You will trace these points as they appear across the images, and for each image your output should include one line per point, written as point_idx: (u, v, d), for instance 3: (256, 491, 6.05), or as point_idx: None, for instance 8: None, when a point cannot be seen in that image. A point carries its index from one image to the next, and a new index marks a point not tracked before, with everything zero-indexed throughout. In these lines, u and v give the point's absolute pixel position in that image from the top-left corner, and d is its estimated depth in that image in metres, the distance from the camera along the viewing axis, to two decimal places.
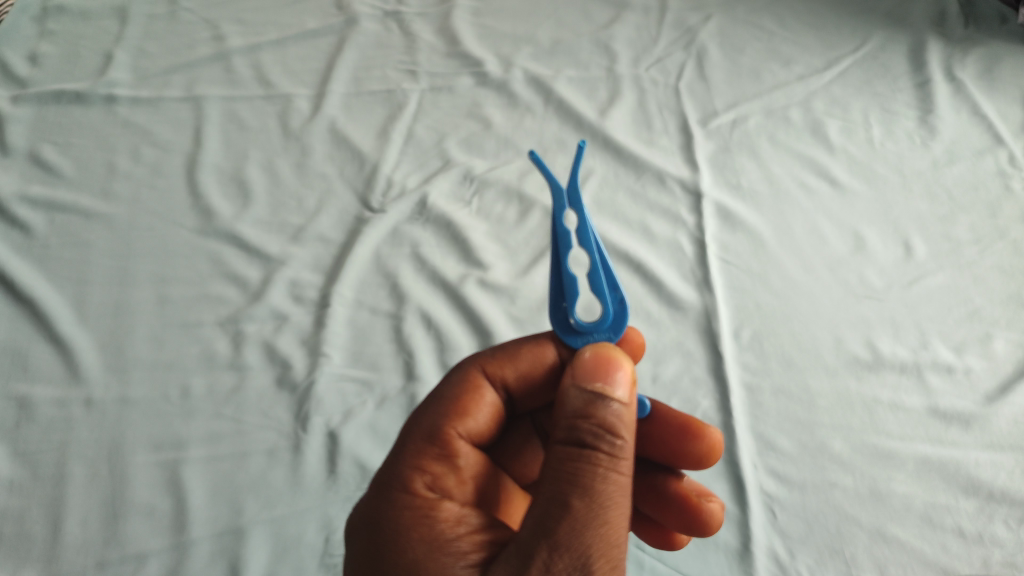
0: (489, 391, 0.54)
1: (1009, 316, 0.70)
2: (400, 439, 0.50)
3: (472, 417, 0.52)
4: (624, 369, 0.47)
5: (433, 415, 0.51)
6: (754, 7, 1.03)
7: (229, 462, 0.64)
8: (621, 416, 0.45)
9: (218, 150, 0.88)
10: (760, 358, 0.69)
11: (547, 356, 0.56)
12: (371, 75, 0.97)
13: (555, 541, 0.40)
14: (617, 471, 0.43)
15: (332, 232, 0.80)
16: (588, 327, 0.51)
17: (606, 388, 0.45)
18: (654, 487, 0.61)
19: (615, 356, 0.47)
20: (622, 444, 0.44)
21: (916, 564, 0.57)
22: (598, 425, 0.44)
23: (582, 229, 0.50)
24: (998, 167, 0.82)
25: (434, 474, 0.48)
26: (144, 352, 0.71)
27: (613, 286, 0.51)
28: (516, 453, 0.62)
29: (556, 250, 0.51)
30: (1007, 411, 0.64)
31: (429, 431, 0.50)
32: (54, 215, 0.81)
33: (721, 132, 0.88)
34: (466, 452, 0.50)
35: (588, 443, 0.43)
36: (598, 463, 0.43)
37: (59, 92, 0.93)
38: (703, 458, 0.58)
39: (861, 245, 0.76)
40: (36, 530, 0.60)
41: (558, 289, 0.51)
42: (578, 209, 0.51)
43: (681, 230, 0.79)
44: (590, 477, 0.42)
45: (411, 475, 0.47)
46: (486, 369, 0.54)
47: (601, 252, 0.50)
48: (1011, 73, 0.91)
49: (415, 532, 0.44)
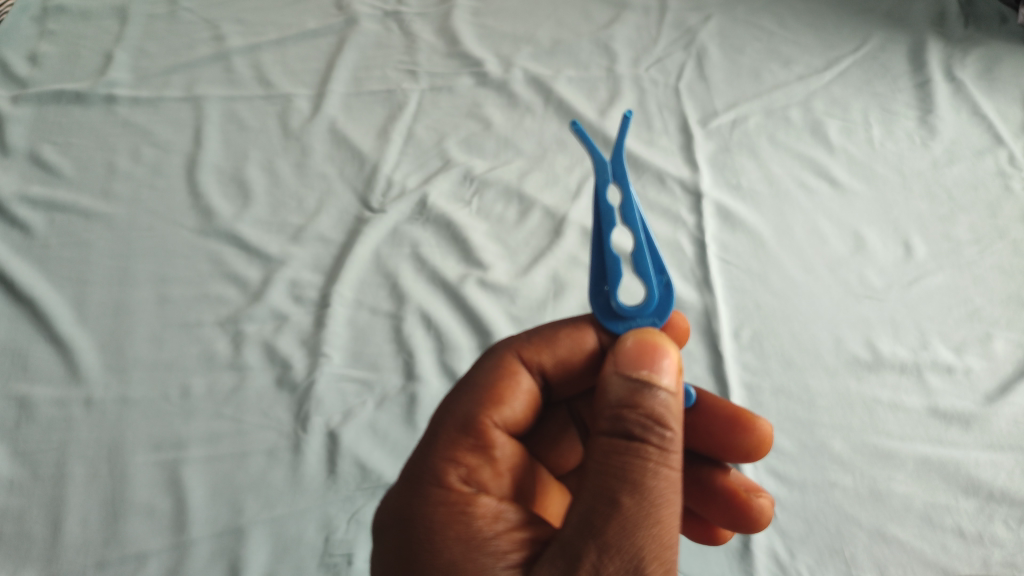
0: (525, 377, 0.53)
1: (1009, 316, 0.70)
2: (433, 428, 0.50)
3: (507, 405, 0.51)
4: (671, 355, 0.46)
5: (466, 403, 0.50)
6: (755, 7, 1.03)
7: (229, 462, 0.64)
8: (669, 405, 0.45)
9: (218, 150, 0.88)
10: (760, 358, 0.69)
11: (586, 341, 0.55)
12: (371, 75, 0.97)
13: (604, 542, 0.40)
14: (668, 465, 0.42)
15: (332, 232, 0.80)
16: (632, 312, 0.51)
17: (652, 376, 0.45)
18: (698, 480, 0.60)
19: (660, 342, 0.47)
20: (671, 436, 0.44)
21: (916, 564, 0.57)
22: (646, 416, 0.44)
23: (626, 206, 0.50)
24: (998, 167, 0.82)
25: (469, 467, 0.47)
26: (145, 352, 0.71)
27: (659, 268, 0.50)
28: (552, 442, 0.62)
29: (599, 229, 0.51)
30: (1008, 411, 0.64)
31: (463, 420, 0.49)
32: (55, 215, 0.81)
33: (721, 132, 0.88)
34: (501, 444, 0.49)
35: (636, 436, 0.43)
36: (648, 458, 0.42)
37: (59, 93, 0.93)
38: (752, 452, 0.58)
39: (863, 245, 0.76)
40: (36, 530, 0.60)
41: (600, 271, 0.51)
42: (623, 184, 0.51)
43: (681, 230, 0.79)
44: (641, 473, 0.42)
45: (445, 467, 0.47)
46: (521, 355, 0.54)
47: (646, 232, 0.50)
48: (1010, 73, 0.91)
49: (452, 530, 0.44)
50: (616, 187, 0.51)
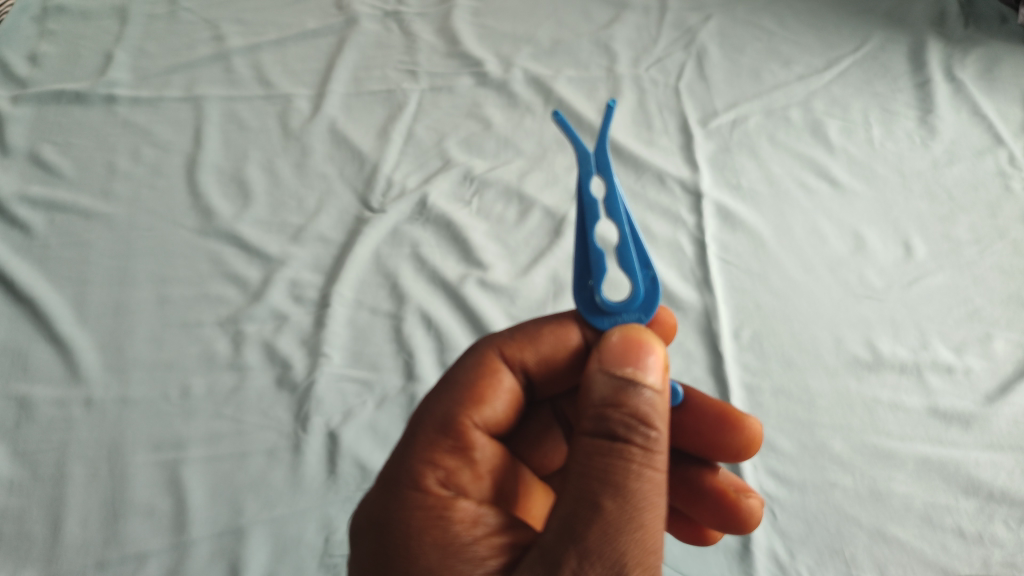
0: (507, 376, 0.53)
1: (1009, 316, 0.70)
2: (411, 429, 0.50)
3: (488, 404, 0.51)
4: (656, 353, 0.46)
5: (446, 403, 0.50)
6: (755, 7, 1.03)
7: (229, 462, 0.64)
8: (655, 404, 0.45)
9: (218, 150, 0.88)
10: (760, 358, 0.69)
11: (570, 338, 0.55)
12: (371, 74, 0.97)
13: (585, 548, 0.40)
14: (652, 467, 0.42)
15: (332, 233, 0.80)
16: (616, 307, 0.51)
17: (637, 373, 0.45)
18: (686, 479, 0.61)
19: (646, 339, 0.47)
20: (656, 436, 0.44)
21: (916, 564, 0.57)
22: (630, 416, 0.44)
23: (610, 199, 0.50)
24: (998, 167, 0.82)
25: (447, 469, 0.47)
26: (145, 352, 0.71)
27: (644, 263, 0.50)
28: (536, 442, 0.62)
29: (583, 222, 0.50)
30: (1008, 411, 0.64)
31: (442, 421, 0.49)
32: (55, 216, 0.81)
33: (721, 132, 0.88)
34: (482, 445, 0.49)
35: (620, 436, 0.43)
36: (632, 459, 0.42)
37: (59, 93, 0.93)
38: (741, 451, 0.58)
39: (862, 245, 0.76)
40: (35, 529, 0.60)
41: (585, 266, 0.51)
42: (606, 174, 0.51)
43: (681, 230, 0.79)
44: (623, 475, 0.42)
45: (423, 470, 0.46)
46: (504, 352, 0.54)
47: (631, 226, 0.50)
48: (1010, 73, 0.91)
49: (428, 534, 0.44)
50: (599, 179, 0.51)
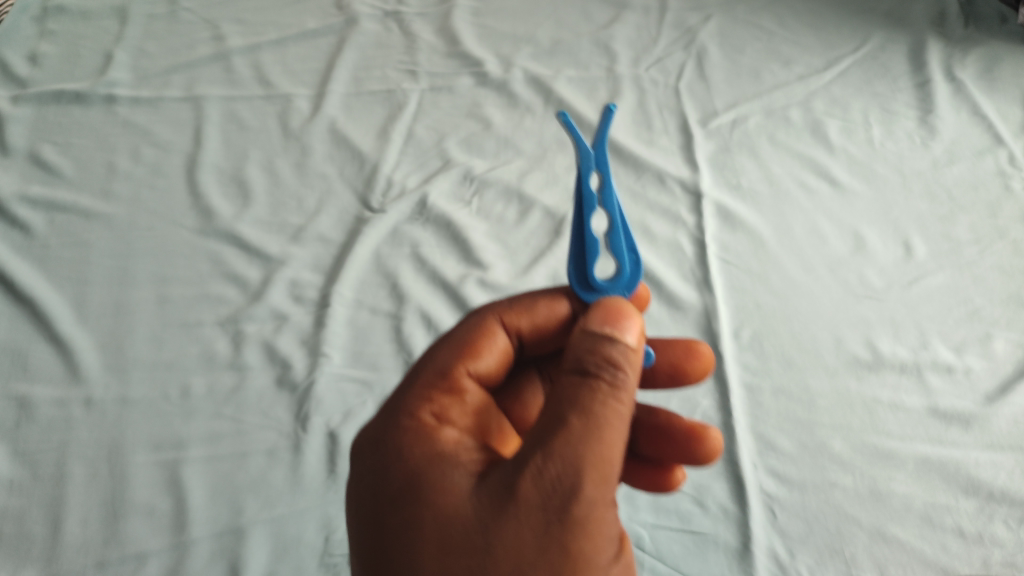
0: (503, 337, 0.54)
1: (1009, 317, 0.70)
2: (412, 373, 0.51)
3: (482, 358, 0.52)
4: (634, 316, 0.45)
5: (445, 354, 0.52)
6: (755, 7, 1.03)
7: (229, 462, 0.64)
8: (630, 355, 0.43)
9: (218, 150, 0.88)
10: (760, 358, 0.69)
11: (563, 309, 0.55)
12: (371, 74, 0.97)
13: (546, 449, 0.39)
14: (615, 401, 0.41)
15: (332, 232, 0.80)
16: (604, 286, 0.51)
17: (616, 332, 0.43)
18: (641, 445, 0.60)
19: (625, 305, 0.45)
20: (625, 376, 0.42)
21: (916, 564, 0.57)
22: (600, 355, 0.42)
23: (605, 189, 0.50)
24: (998, 167, 0.82)
25: (438, 405, 0.48)
26: (145, 352, 0.71)
27: (632, 247, 0.51)
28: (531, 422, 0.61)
29: (579, 212, 0.50)
30: (1008, 411, 0.64)
31: (439, 368, 0.50)
32: (55, 216, 0.81)
33: (721, 132, 0.88)
34: (471, 391, 0.50)
35: (588, 369, 0.42)
36: (597, 389, 0.41)
37: (59, 93, 0.93)
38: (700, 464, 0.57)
39: (862, 245, 0.76)
40: (35, 529, 0.60)
41: (579, 253, 0.51)
42: (603, 170, 0.51)
43: (681, 230, 0.79)
44: (586, 400, 0.40)
45: (415, 402, 0.48)
46: (502, 319, 0.54)
47: (623, 215, 0.51)
48: (1010, 72, 0.91)
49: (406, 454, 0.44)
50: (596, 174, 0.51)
